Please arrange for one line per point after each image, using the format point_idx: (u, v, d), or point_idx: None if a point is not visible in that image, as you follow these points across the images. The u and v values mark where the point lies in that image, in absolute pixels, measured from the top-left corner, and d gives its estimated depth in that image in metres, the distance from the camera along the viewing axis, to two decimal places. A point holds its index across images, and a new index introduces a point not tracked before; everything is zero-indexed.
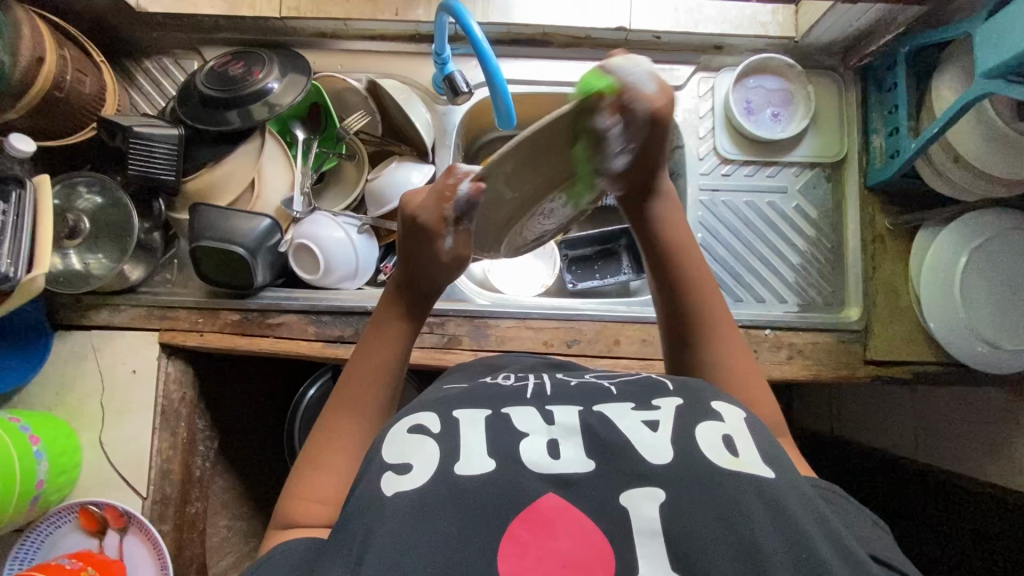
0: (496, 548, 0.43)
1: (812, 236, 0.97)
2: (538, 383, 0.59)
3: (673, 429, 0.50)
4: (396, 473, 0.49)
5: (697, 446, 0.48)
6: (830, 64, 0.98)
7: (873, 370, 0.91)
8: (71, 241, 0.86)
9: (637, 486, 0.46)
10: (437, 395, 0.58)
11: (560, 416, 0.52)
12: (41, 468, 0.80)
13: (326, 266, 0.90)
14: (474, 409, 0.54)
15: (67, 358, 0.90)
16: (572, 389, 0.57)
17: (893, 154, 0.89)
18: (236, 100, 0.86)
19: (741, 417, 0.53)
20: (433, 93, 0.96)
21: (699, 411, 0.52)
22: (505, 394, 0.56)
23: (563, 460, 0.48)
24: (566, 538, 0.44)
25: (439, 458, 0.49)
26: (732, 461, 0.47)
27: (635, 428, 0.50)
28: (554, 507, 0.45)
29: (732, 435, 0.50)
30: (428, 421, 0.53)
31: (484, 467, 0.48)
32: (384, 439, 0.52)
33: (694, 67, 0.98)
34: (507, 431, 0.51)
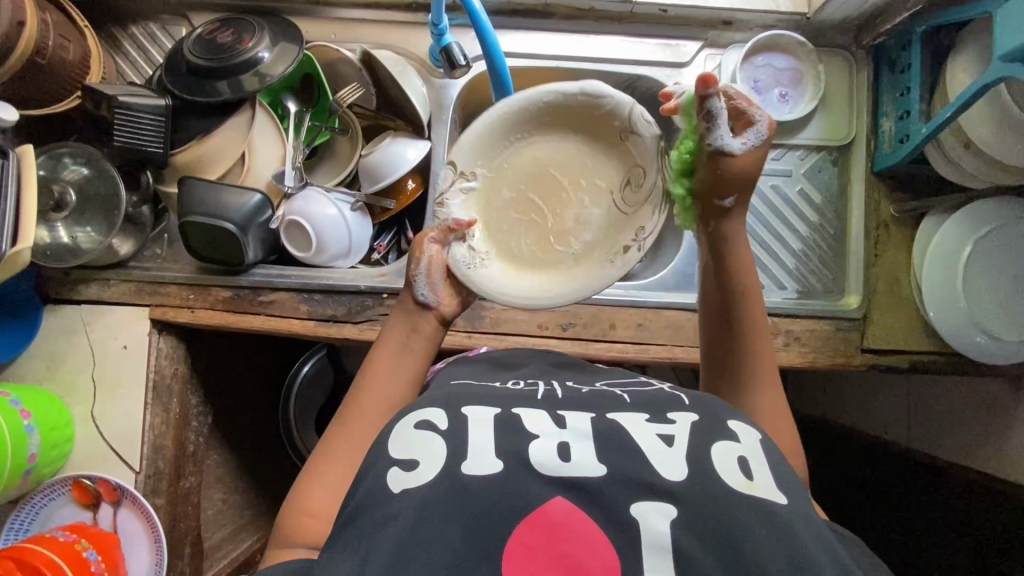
0: (502, 548, 0.46)
1: (814, 221, 0.95)
2: (549, 388, 0.61)
3: (689, 443, 0.52)
4: (401, 470, 0.51)
5: (715, 471, 0.50)
6: (843, 43, 0.95)
7: (869, 358, 0.91)
8: (57, 214, 0.85)
9: (645, 500, 0.48)
10: (449, 389, 0.60)
11: (572, 421, 0.54)
12: (33, 442, 0.80)
13: (319, 242, 0.88)
14: (481, 409, 0.55)
15: (57, 332, 0.89)
16: (585, 397, 0.59)
17: (903, 138, 0.87)
18: (226, 69, 0.83)
19: (757, 438, 0.54)
20: (429, 65, 0.93)
21: (713, 429, 0.54)
22: (514, 396, 0.58)
23: (574, 463, 0.50)
24: (572, 543, 0.46)
25: (445, 458, 0.51)
26: (745, 485, 0.49)
27: (646, 436, 0.52)
28: (563, 511, 0.48)
29: (746, 457, 0.52)
30: (435, 417, 0.55)
31: (493, 467, 0.50)
32: (389, 434, 0.55)
33: (701, 43, 0.95)
34: (517, 431, 0.53)
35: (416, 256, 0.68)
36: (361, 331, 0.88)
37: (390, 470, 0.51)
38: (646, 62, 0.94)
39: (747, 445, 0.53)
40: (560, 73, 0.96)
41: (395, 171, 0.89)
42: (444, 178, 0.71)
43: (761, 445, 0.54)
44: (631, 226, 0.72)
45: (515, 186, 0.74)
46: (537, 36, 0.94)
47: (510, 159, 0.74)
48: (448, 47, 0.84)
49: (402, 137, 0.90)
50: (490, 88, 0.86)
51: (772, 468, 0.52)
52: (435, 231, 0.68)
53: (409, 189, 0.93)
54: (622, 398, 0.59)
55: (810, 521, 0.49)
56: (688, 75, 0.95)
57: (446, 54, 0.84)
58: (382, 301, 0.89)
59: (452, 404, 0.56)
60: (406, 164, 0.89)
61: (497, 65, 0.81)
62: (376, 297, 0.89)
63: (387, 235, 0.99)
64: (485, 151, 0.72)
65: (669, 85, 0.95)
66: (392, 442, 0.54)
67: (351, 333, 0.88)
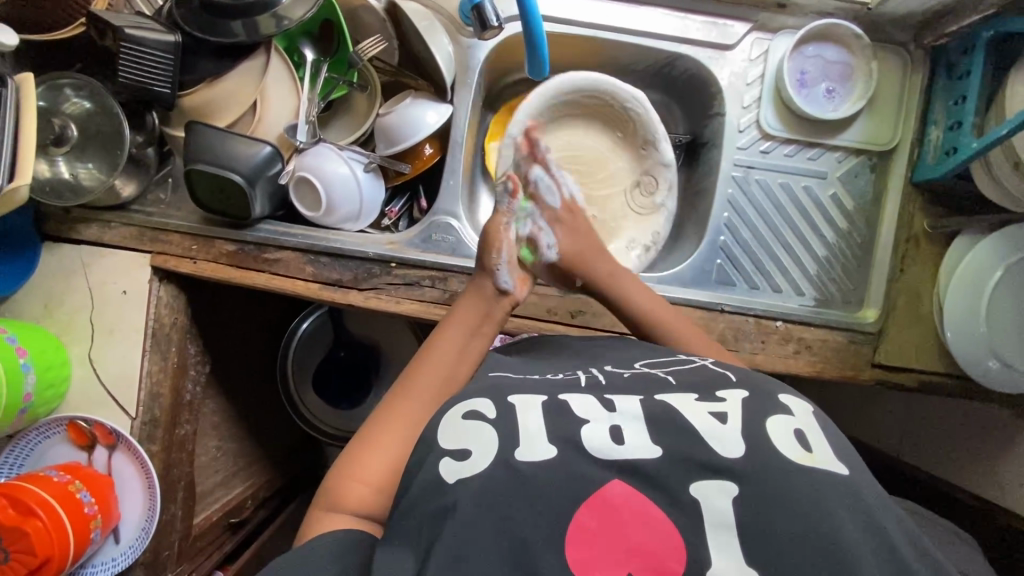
0: (563, 534, 0.47)
1: (843, 228, 0.91)
2: (590, 374, 0.63)
3: (741, 421, 0.53)
4: (455, 459, 0.52)
5: (769, 442, 0.51)
6: (902, 39, 0.88)
7: (878, 374, 0.89)
8: (58, 149, 0.80)
9: (703, 479, 0.49)
10: (488, 382, 0.62)
11: (621, 404, 0.56)
12: (28, 380, 0.79)
13: (328, 203, 0.85)
14: (529, 395, 0.58)
15: (56, 270, 0.87)
16: (627, 380, 0.61)
17: (949, 150, 0.82)
18: (240, 8, 0.76)
19: (809, 413, 0.57)
20: (458, 23, 0.87)
21: (768, 406, 0.56)
22: (560, 384, 0.61)
23: (627, 446, 0.51)
24: (633, 527, 0.48)
25: (499, 443, 0.52)
26: (806, 457, 0.50)
27: (701, 416, 0.53)
28: (620, 493, 0.49)
29: (802, 430, 0.54)
30: (484, 408, 0.56)
31: (547, 453, 0.51)
32: (437, 429, 0.56)
33: (751, 25, 0.88)
34: (567, 416, 0.55)
35: (495, 244, 0.75)
36: (366, 299, 0.86)
37: (442, 462, 0.52)
38: (689, 41, 0.88)
39: (801, 418, 0.55)
40: (598, 42, 0.90)
41: (416, 134, 0.85)
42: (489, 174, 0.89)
43: (812, 414, 0.57)
44: (651, 224, 0.94)
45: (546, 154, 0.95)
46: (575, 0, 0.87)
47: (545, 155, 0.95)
48: (480, 5, 0.78)
49: (422, 99, 0.86)
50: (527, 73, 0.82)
51: (828, 440, 0.53)
52: (507, 216, 0.78)
53: (427, 155, 0.89)
54: (667, 379, 0.61)
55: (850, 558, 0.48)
56: (732, 59, 0.89)
57: (477, 13, 0.78)
58: (389, 270, 0.87)
59: (497, 395, 0.58)
60: (425, 128, 0.85)
61: (529, 13, 0.74)
62: (383, 265, 0.87)
63: (400, 200, 0.95)
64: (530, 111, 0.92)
65: (711, 68, 0.89)
66: (442, 434, 0.55)
67: (355, 301, 0.86)
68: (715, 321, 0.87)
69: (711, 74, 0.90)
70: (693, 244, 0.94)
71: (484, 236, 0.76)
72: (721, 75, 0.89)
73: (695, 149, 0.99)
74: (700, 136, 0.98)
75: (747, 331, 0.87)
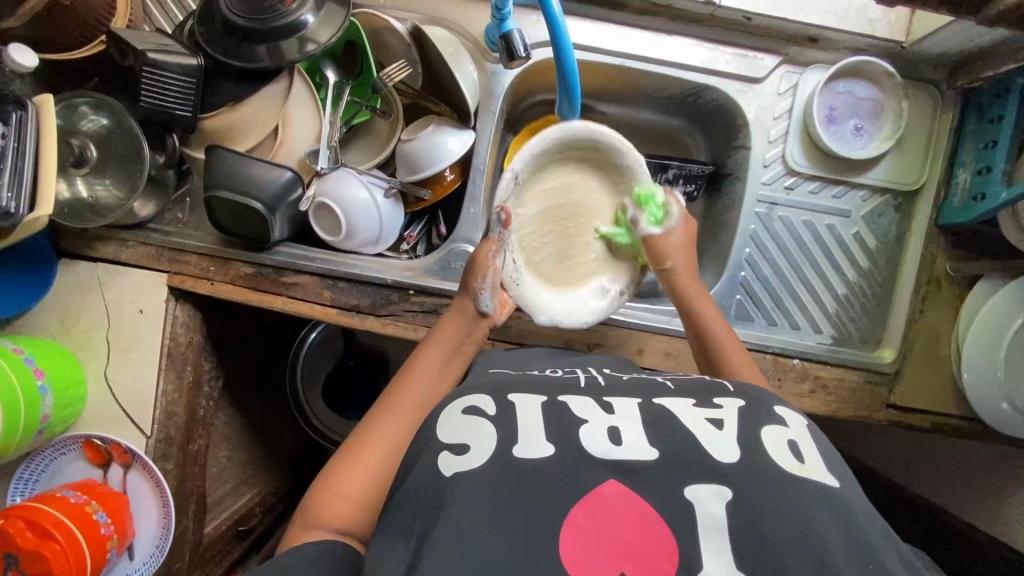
0: (557, 534, 0.48)
1: (864, 267, 0.90)
2: (589, 374, 0.67)
3: (736, 425, 0.55)
4: (452, 454, 0.55)
5: (762, 446, 0.53)
6: (933, 77, 0.87)
7: (893, 414, 0.89)
8: (77, 170, 0.79)
9: (697, 483, 0.50)
10: (487, 377, 0.66)
11: (618, 406, 0.59)
12: (45, 402, 0.79)
13: (348, 227, 0.84)
14: (529, 395, 0.60)
15: (72, 287, 0.87)
16: (625, 383, 0.65)
17: (978, 196, 0.81)
18: (265, 33, 0.75)
19: (804, 425, 0.58)
20: (484, 48, 0.85)
21: (761, 414, 0.57)
22: (561, 381, 0.64)
23: (625, 446, 0.53)
24: (626, 528, 0.48)
25: (496, 439, 0.55)
26: (798, 467, 0.52)
27: (697, 422, 0.55)
28: (613, 494, 0.50)
29: (796, 440, 0.55)
30: (482, 404, 0.59)
31: (544, 451, 0.53)
32: (438, 418, 0.60)
33: (780, 58, 0.86)
34: (564, 417, 0.56)
35: (482, 270, 0.74)
36: (385, 326, 0.86)
37: (441, 456, 0.55)
38: (717, 73, 0.87)
39: (796, 429, 0.57)
40: (624, 71, 0.89)
41: (439, 160, 0.83)
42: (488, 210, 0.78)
43: (807, 427, 0.58)
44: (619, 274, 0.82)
45: (546, 202, 0.79)
46: (603, 28, 0.85)
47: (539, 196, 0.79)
48: (508, 34, 0.76)
49: (445, 126, 0.84)
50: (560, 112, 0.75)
51: (820, 450, 0.55)
52: (495, 244, 0.74)
53: (447, 181, 0.88)
54: (665, 384, 0.64)
55: None
56: (761, 92, 0.87)
57: (505, 41, 0.76)
58: (408, 297, 0.87)
59: (497, 393, 0.61)
60: (447, 154, 0.84)
61: (555, 33, 0.66)
62: (401, 292, 0.87)
63: (418, 224, 0.94)
64: (543, 155, 0.76)
65: (739, 101, 0.88)
66: (441, 427, 0.58)
67: (373, 327, 0.86)
68: None
69: (738, 107, 0.88)
70: (713, 276, 0.93)
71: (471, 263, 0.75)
72: (749, 108, 0.88)
73: (717, 179, 0.98)
74: (723, 166, 0.97)
75: (764, 367, 0.87)
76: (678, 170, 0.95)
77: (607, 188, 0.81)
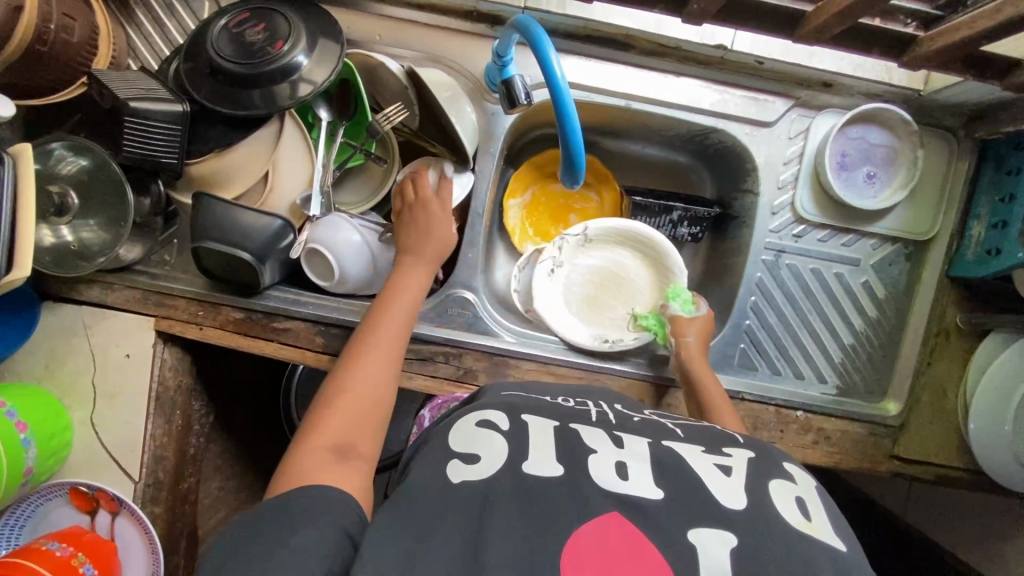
0: (557, 562, 0.46)
1: (872, 316, 0.88)
2: (601, 410, 0.66)
3: (744, 476, 0.55)
4: (463, 462, 0.55)
5: (771, 501, 0.52)
6: (950, 124, 0.84)
7: (896, 466, 0.87)
8: (60, 219, 0.76)
9: (704, 525, 0.49)
10: (501, 398, 0.66)
11: (629, 442, 0.58)
12: (29, 454, 0.77)
13: (342, 274, 0.81)
14: (542, 419, 0.61)
15: (55, 332, 0.84)
16: (638, 423, 0.64)
17: (991, 251, 0.79)
18: (256, 78, 0.72)
19: (812, 487, 0.57)
20: (483, 88, 0.82)
21: (771, 468, 0.57)
22: (573, 414, 0.64)
23: (631, 481, 0.53)
24: (628, 563, 0.46)
25: (507, 454, 0.55)
26: (805, 525, 0.50)
27: (706, 463, 0.56)
28: (619, 527, 0.48)
29: (803, 498, 0.54)
30: (495, 418, 0.60)
31: (554, 471, 0.53)
32: (453, 428, 0.61)
33: (792, 102, 0.83)
34: (578, 445, 0.57)
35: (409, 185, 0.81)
36: None
37: (451, 462, 0.55)
38: (726, 116, 0.83)
39: (803, 487, 0.56)
40: (629, 111, 0.86)
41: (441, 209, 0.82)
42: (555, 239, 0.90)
43: (815, 487, 0.57)
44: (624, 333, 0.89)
45: (602, 259, 0.93)
46: (609, 69, 0.82)
47: (598, 250, 0.93)
48: (510, 80, 0.73)
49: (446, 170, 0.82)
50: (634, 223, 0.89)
51: (827, 513, 0.53)
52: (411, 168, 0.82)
53: None
54: (675, 431, 0.63)
55: None
56: (772, 137, 0.84)
57: (506, 87, 0.73)
58: None
59: (511, 412, 0.62)
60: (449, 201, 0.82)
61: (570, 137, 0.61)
62: None
63: None
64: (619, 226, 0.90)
65: (748, 145, 0.85)
66: (454, 437, 0.59)
67: None
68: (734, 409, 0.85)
69: (746, 150, 0.85)
70: (716, 322, 0.91)
71: (417, 204, 0.79)
72: (758, 152, 0.85)
73: (723, 220, 0.95)
74: (729, 207, 0.94)
75: (767, 419, 0.85)
76: (684, 211, 0.92)
77: (655, 281, 0.92)
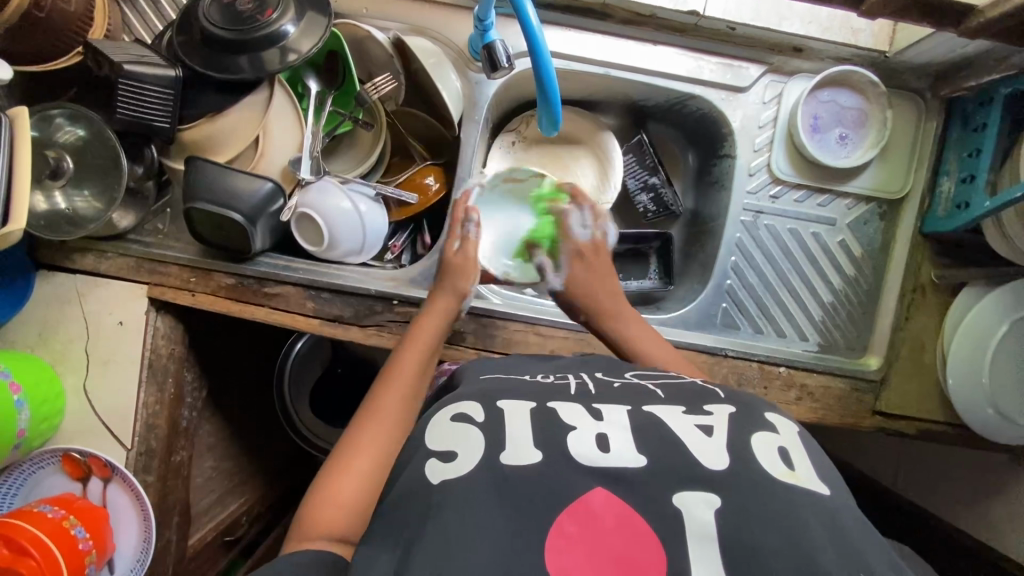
0: (543, 543, 0.47)
1: (850, 274, 0.90)
2: (579, 383, 0.64)
3: (726, 434, 0.54)
4: (441, 461, 0.53)
5: (753, 455, 0.52)
6: (917, 87, 0.87)
7: (879, 421, 0.89)
8: (54, 182, 0.78)
9: (687, 491, 0.49)
10: (478, 385, 0.64)
11: (609, 414, 0.57)
12: (22, 416, 0.77)
13: (331, 238, 0.83)
14: (518, 402, 0.58)
15: (49, 300, 0.85)
16: (616, 390, 0.62)
17: (961, 205, 0.82)
18: (246, 44, 0.74)
19: (793, 431, 0.58)
20: (467, 57, 0.85)
21: (751, 422, 0.57)
22: (549, 389, 0.62)
23: (612, 454, 0.52)
24: (614, 536, 0.47)
25: (483, 449, 0.53)
26: (788, 474, 0.51)
27: (687, 430, 0.54)
28: (600, 502, 0.49)
29: (786, 448, 0.54)
30: (472, 411, 0.58)
31: (531, 459, 0.52)
32: (427, 426, 0.58)
33: (764, 67, 0.86)
34: (553, 426, 0.55)
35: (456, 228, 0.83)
36: (368, 336, 0.85)
37: (429, 462, 0.54)
38: (702, 82, 0.87)
39: (786, 437, 0.56)
40: (609, 80, 0.89)
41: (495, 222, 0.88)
42: (518, 125, 0.99)
43: (796, 432, 0.58)
44: None
45: (552, 154, 1.00)
46: (588, 38, 0.85)
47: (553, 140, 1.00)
48: (491, 45, 0.76)
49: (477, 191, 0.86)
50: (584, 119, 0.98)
51: (811, 459, 0.54)
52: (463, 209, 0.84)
53: (432, 191, 0.90)
54: (655, 391, 0.62)
55: None
56: (745, 102, 0.87)
57: (487, 52, 0.76)
58: (392, 307, 0.86)
59: (486, 400, 0.60)
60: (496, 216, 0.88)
61: (553, 88, 0.69)
62: (385, 302, 0.86)
63: (403, 234, 0.94)
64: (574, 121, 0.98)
65: (724, 110, 0.88)
66: (430, 435, 0.57)
67: (357, 337, 0.85)
68: (718, 366, 0.86)
69: (722, 115, 0.88)
70: (698, 284, 0.93)
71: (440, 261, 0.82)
72: (733, 117, 0.88)
73: (704, 187, 0.98)
74: (709, 173, 0.97)
75: (750, 375, 0.87)
76: (661, 187, 0.98)
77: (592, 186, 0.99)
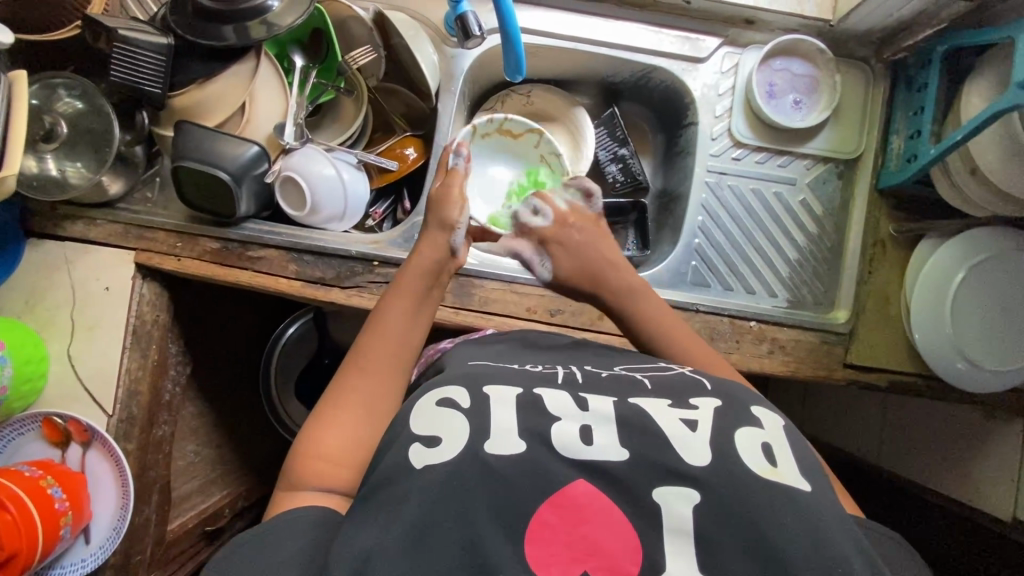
0: (524, 530, 0.48)
1: (812, 231, 0.94)
2: (570, 372, 0.63)
3: (711, 428, 0.54)
4: (425, 446, 0.52)
5: (736, 453, 0.52)
6: (863, 55, 0.94)
7: (851, 374, 0.90)
8: (47, 145, 0.82)
9: (666, 486, 0.50)
10: (466, 369, 0.62)
11: (595, 404, 0.56)
12: (4, 374, 0.78)
13: (314, 203, 0.86)
14: (507, 388, 0.58)
15: (38, 266, 0.88)
16: (604, 380, 0.60)
17: (910, 158, 0.86)
18: (233, 14, 0.80)
19: (780, 426, 0.56)
20: (443, 33, 0.92)
21: (739, 416, 0.56)
22: (539, 377, 0.60)
23: (597, 446, 0.52)
24: (593, 525, 0.48)
25: (471, 433, 0.52)
26: (769, 470, 0.51)
27: (670, 422, 0.54)
28: (585, 493, 0.50)
29: (770, 443, 0.54)
30: (456, 396, 0.56)
31: (516, 448, 0.51)
32: (411, 412, 0.56)
33: (720, 40, 0.93)
34: (542, 413, 0.54)
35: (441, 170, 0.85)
36: (349, 297, 0.88)
37: (413, 447, 0.52)
38: (663, 53, 0.93)
39: (771, 431, 0.55)
40: (578, 55, 0.95)
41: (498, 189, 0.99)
42: (501, 97, 1.04)
43: (782, 427, 0.56)
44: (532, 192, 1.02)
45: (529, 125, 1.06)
46: (555, 14, 0.92)
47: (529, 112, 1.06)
48: (463, 16, 0.82)
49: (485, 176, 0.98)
50: (559, 94, 1.04)
51: (794, 456, 0.53)
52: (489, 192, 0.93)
53: (410, 159, 0.95)
54: (643, 382, 0.60)
55: (816, 517, 0.48)
56: (704, 71, 0.93)
57: (460, 22, 0.82)
58: (372, 268, 0.88)
59: (473, 384, 0.58)
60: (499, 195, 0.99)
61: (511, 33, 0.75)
62: (365, 263, 0.89)
63: (384, 203, 0.99)
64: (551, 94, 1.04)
65: (684, 80, 0.94)
66: (415, 420, 0.55)
67: (337, 298, 0.87)
68: (689, 320, 0.88)
69: (684, 85, 0.94)
70: (670, 246, 0.97)
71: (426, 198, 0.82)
72: (694, 86, 0.94)
73: (672, 156, 1.03)
74: (677, 142, 1.02)
75: (721, 329, 0.89)
76: (629, 158, 1.02)
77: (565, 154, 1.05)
